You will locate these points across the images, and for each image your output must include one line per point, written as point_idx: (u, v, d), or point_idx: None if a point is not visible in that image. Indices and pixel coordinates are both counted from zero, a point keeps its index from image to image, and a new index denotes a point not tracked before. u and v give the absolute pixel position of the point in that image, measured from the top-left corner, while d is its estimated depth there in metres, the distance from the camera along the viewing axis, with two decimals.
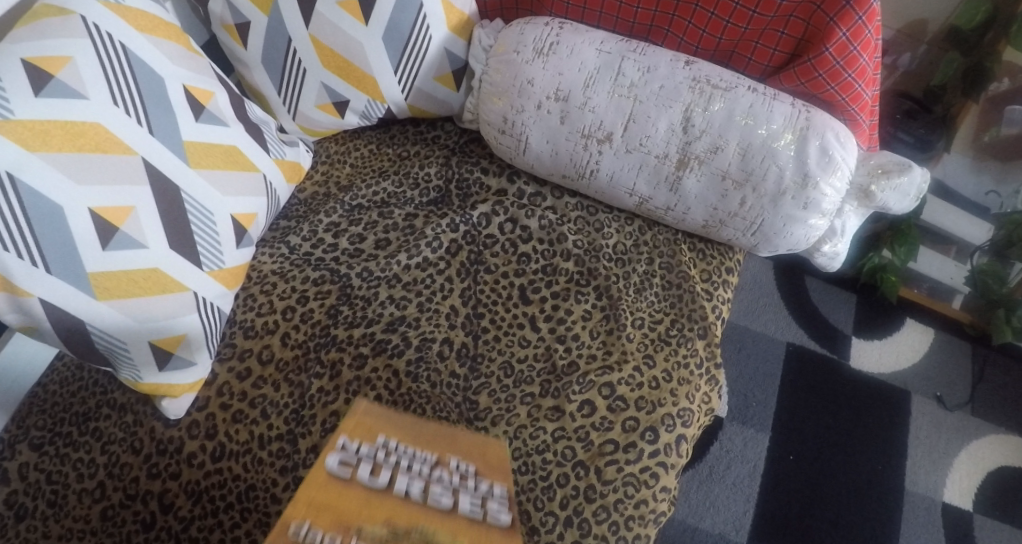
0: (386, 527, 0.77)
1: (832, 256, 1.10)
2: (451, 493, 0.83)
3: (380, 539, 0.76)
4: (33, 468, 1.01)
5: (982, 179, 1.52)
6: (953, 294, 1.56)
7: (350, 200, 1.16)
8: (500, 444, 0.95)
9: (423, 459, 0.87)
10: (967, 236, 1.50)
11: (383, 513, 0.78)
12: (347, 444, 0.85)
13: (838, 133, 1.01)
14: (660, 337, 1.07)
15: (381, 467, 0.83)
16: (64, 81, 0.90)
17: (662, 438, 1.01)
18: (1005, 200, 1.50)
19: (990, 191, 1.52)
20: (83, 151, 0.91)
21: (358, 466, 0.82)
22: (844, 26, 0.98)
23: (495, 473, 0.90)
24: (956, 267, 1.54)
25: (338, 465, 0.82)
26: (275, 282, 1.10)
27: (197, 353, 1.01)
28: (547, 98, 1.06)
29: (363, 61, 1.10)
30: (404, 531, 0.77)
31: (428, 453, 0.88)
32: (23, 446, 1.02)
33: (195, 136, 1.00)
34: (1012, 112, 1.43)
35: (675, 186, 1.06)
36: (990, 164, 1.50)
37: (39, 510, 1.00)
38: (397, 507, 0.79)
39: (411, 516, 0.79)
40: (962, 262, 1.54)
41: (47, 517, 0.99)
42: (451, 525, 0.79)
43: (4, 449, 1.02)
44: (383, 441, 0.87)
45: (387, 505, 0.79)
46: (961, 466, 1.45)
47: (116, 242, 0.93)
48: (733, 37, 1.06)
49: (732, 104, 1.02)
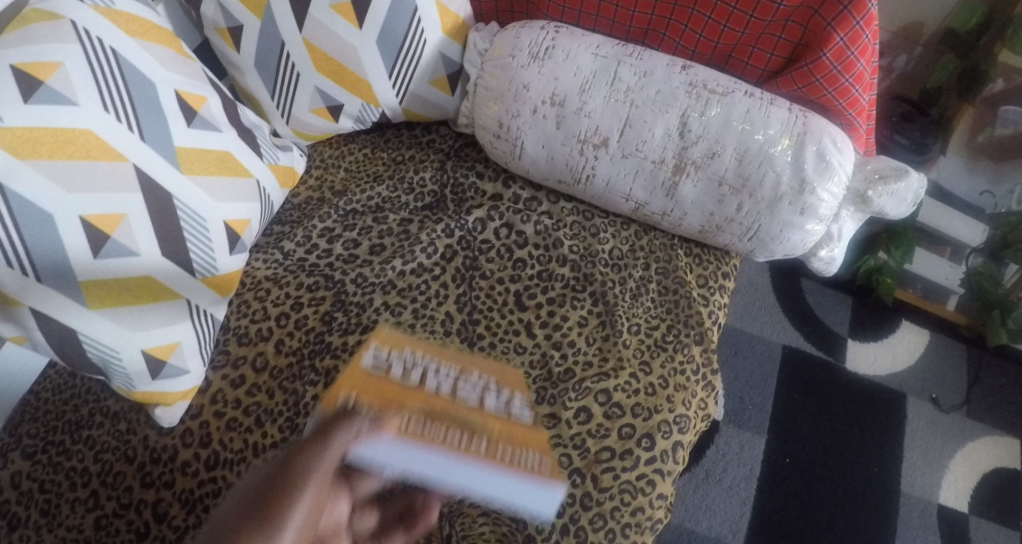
0: (425, 409, 0.85)
1: (829, 261, 1.10)
2: (477, 396, 0.89)
3: (421, 415, 0.83)
4: (26, 477, 1.01)
5: (976, 180, 1.54)
6: (947, 295, 1.55)
7: (345, 205, 1.15)
8: (517, 371, 0.96)
9: (443, 372, 0.91)
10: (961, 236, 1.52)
11: (421, 400, 0.86)
12: (373, 354, 0.92)
13: (835, 138, 1.01)
14: (656, 344, 1.07)
15: (410, 368, 0.90)
16: (54, 86, 0.89)
17: (658, 445, 1.01)
18: (998, 201, 1.53)
19: (984, 191, 1.54)
20: (73, 158, 0.90)
21: (391, 368, 0.90)
22: (842, 31, 0.98)
23: (512, 381, 0.94)
24: (951, 267, 1.54)
25: (373, 364, 0.90)
26: (269, 288, 1.09)
27: (190, 360, 1.01)
28: (543, 103, 1.05)
29: (357, 65, 1.09)
30: (441, 414, 0.84)
31: (449, 365, 0.92)
32: (15, 455, 1.02)
33: (188, 142, 0.99)
34: (1006, 112, 1.44)
35: (671, 192, 1.05)
36: (983, 164, 1.52)
37: (32, 519, 0.99)
38: (432, 397, 0.87)
39: (446, 404, 0.86)
40: (957, 263, 1.54)
41: (40, 526, 0.99)
42: (483, 416, 0.86)
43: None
44: (405, 355, 0.92)
45: (422, 394, 0.87)
46: (957, 468, 1.45)
47: (107, 249, 0.92)
48: (730, 41, 1.05)
49: (729, 109, 1.01)
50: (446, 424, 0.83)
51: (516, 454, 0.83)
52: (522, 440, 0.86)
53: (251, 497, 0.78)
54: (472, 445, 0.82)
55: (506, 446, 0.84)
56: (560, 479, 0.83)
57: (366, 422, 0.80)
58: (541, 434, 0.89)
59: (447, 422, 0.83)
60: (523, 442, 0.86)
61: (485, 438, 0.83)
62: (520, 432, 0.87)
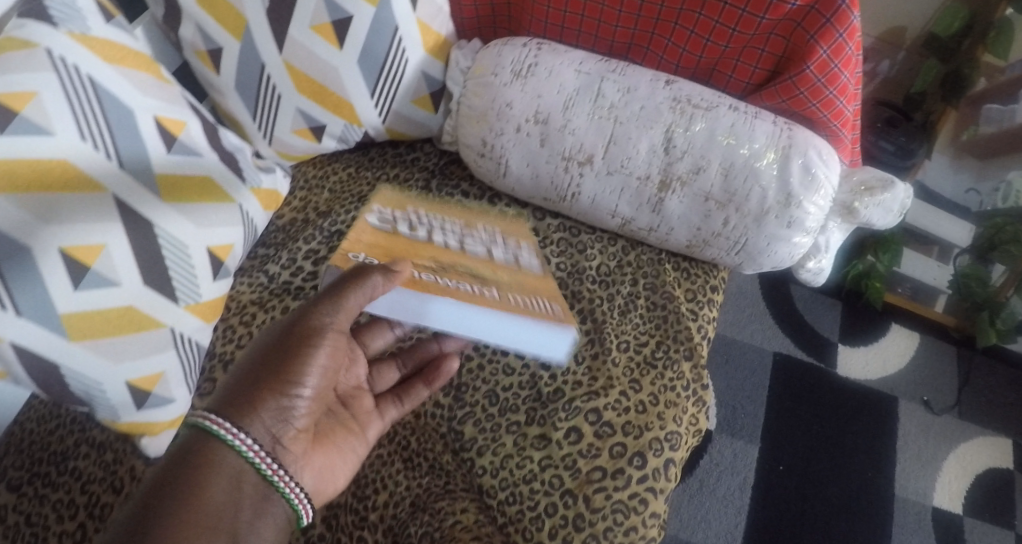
0: (433, 261, 0.91)
1: (817, 272, 1.09)
2: (484, 248, 0.98)
3: (431, 270, 0.89)
4: (12, 510, 1.00)
5: (961, 177, 1.59)
6: (936, 294, 1.56)
7: (330, 226, 1.14)
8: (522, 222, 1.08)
9: (454, 227, 1.01)
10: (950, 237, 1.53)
11: (430, 252, 0.92)
12: (380, 209, 0.99)
13: (820, 151, 1.00)
14: (646, 360, 1.06)
15: (422, 228, 0.98)
16: (29, 117, 0.89)
17: (650, 463, 1.00)
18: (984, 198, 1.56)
19: (970, 188, 1.58)
20: (50, 190, 0.89)
21: (396, 224, 0.97)
22: (826, 43, 0.97)
23: (518, 232, 1.05)
24: (938, 266, 1.56)
25: (378, 221, 0.96)
26: (254, 313, 1.08)
27: (176, 389, 1.00)
28: (526, 121, 1.05)
29: (339, 86, 1.09)
30: (448, 264, 0.91)
31: (457, 220, 1.03)
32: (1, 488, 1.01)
33: (168, 168, 0.98)
34: (989, 110, 1.50)
35: (657, 208, 1.04)
36: (968, 162, 1.58)
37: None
38: (441, 252, 0.94)
39: (452, 256, 0.93)
40: (944, 263, 1.55)
41: None
42: (484, 261, 0.94)
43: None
44: (414, 211, 1.01)
45: (430, 247, 0.94)
46: (950, 470, 1.45)
47: (87, 281, 0.91)
48: (713, 55, 1.04)
49: (714, 124, 1.00)
50: (457, 277, 0.89)
51: (525, 299, 0.88)
52: (533, 291, 0.93)
53: (270, 345, 0.86)
54: (486, 295, 0.86)
55: (518, 296, 0.89)
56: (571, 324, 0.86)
57: (380, 278, 0.82)
58: (550, 281, 0.97)
59: (455, 271, 0.90)
60: (533, 292, 0.92)
61: (495, 289, 0.88)
62: (528, 280, 0.95)
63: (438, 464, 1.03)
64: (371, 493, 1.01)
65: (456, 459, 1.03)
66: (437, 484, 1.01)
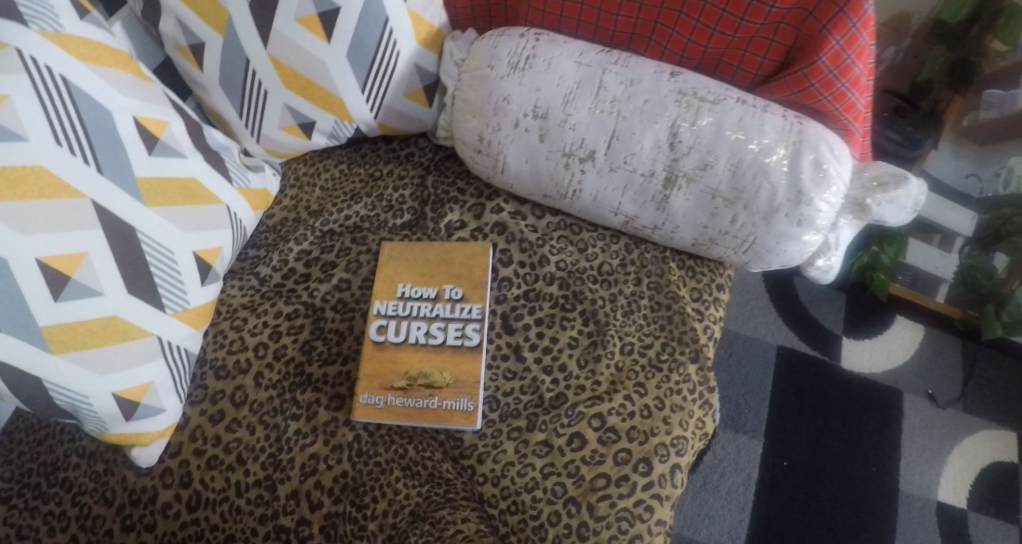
0: (405, 378, 1.01)
1: (826, 270, 1.05)
2: (443, 331, 1.03)
3: (401, 392, 1.00)
4: (2, 523, 0.97)
5: (962, 162, 1.51)
6: (937, 284, 1.49)
7: (322, 225, 1.10)
8: (485, 252, 1.06)
9: (422, 307, 1.05)
10: (950, 225, 1.43)
11: (403, 363, 1.02)
12: (382, 307, 1.04)
13: (832, 145, 0.96)
14: (651, 363, 1.02)
15: (402, 323, 1.04)
16: (1, 123, 0.87)
17: (656, 469, 0.97)
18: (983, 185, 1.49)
19: (970, 173, 1.50)
20: (25, 199, 0.87)
21: (391, 332, 1.03)
22: (838, 34, 0.93)
23: (477, 293, 1.05)
24: (941, 255, 1.48)
25: (378, 331, 1.03)
26: (245, 317, 1.05)
27: (165, 399, 0.97)
28: (525, 116, 1.00)
29: (327, 81, 1.05)
30: (417, 377, 1.01)
31: (429, 288, 1.06)
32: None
33: (149, 171, 0.96)
34: (989, 96, 1.41)
35: (662, 205, 1.00)
36: (968, 146, 1.50)
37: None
38: (416, 354, 1.02)
39: (420, 361, 1.02)
40: (945, 251, 1.48)
41: None
42: (441, 357, 1.02)
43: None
44: (403, 288, 1.05)
45: (407, 355, 1.02)
46: (954, 464, 1.42)
47: (68, 291, 0.89)
48: (720, 45, 0.99)
49: (721, 118, 0.96)
50: (418, 393, 1.00)
51: (450, 403, 1.00)
52: (457, 385, 1.00)
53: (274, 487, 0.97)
54: (426, 408, 1.00)
55: (446, 394, 1.00)
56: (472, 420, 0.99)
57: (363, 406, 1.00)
58: (479, 359, 1.02)
59: (418, 385, 1.01)
60: (457, 387, 1.00)
61: (434, 394, 1.00)
62: (457, 368, 1.01)
63: (437, 472, 0.98)
64: (370, 502, 0.96)
65: (457, 468, 0.99)
66: (436, 493, 0.97)
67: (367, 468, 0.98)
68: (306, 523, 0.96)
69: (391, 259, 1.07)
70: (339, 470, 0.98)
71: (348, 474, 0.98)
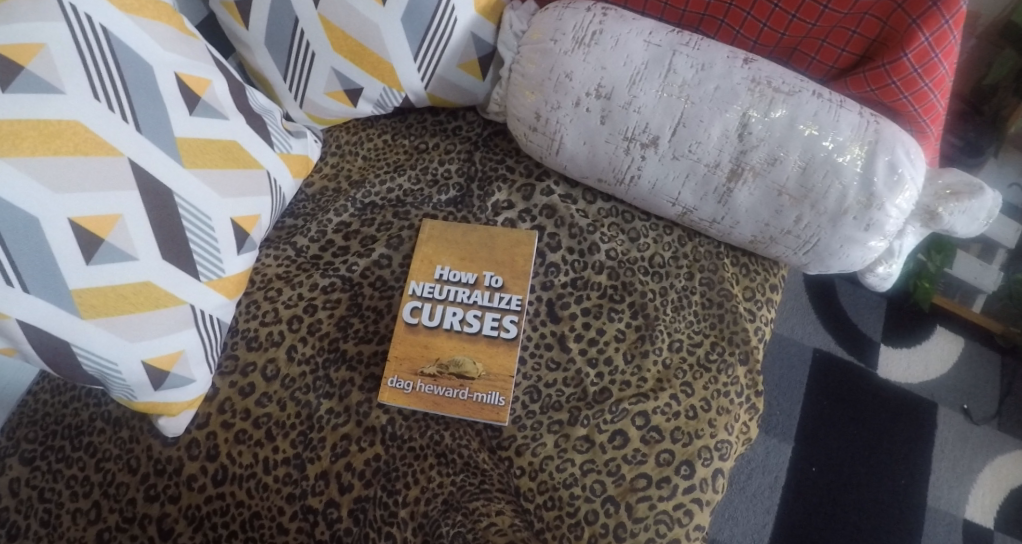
0: (436, 364, 0.97)
1: (885, 277, 1.01)
2: (479, 319, 0.99)
3: (432, 377, 0.97)
4: (25, 484, 0.93)
5: (1004, 171, 1.38)
6: (974, 295, 1.38)
7: (362, 197, 1.07)
8: (531, 240, 1.02)
9: (461, 291, 1.01)
10: (990, 234, 1.37)
11: (435, 349, 0.98)
12: (417, 288, 1.01)
13: (908, 149, 0.91)
14: (699, 362, 0.98)
15: (437, 307, 1.00)
16: (36, 72, 0.81)
17: (698, 473, 0.93)
18: None
19: (1011, 183, 1.38)
20: (60, 154, 0.82)
21: (425, 315, 0.99)
22: (928, 30, 0.88)
23: (519, 283, 1.00)
24: (980, 265, 1.38)
25: (411, 313, 0.99)
26: (280, 288, 1.01)
27: (196, 369, 0.93)
28: (587, 95, 0.95)
29: (379, 46, 1.00)
30: (448, 365, 0.97)
31: (468, 273, 1.02)
32: (13, 460, 0.95)
33: (189, 131, 0.91)
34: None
35: (724, 199, 0.95)
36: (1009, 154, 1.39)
37: (32, 529, 0.92)
38: (450, 340, 0.99)
39: (452, 349, 0.98)
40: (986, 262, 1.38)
41: (41, 537, 0.92)
42: (475, 347, 0.98)
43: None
44: (441, 270, 1.02)
45: (439, 341, 0.99)
46: (985, 482, 1.35)
47: (101, 254, 0.85)
48: (798, 33, 0.94)
49: (795, 111, 0.91)
50: (447, 381, 0.97)
51: (481, 396, 0.96)
52: (489, 377, 0.96)
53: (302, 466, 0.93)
54: (455, 397, 0.96)
55: (477, 384, 0.96)
56: (502, 416, 0.95)
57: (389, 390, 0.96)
58: (513, 354, 0.98)
59: (449, 373, 0.97)
60: (489, 380, 0.96)
61: (465, 385, 0.96)
62: (491, 360, 0.97)
63: (473, 462, 0.94)
64: (401, 488, 0.93)
65: (493, 458, 0.95)
66: (470, 483, 0.93)
67: (400, 453, 0.94)
68: (335, 506, 0.92)
69: (430, 239, 1.03)
70: (372, 453, 0.94)
71: (381, 458, 0.94)
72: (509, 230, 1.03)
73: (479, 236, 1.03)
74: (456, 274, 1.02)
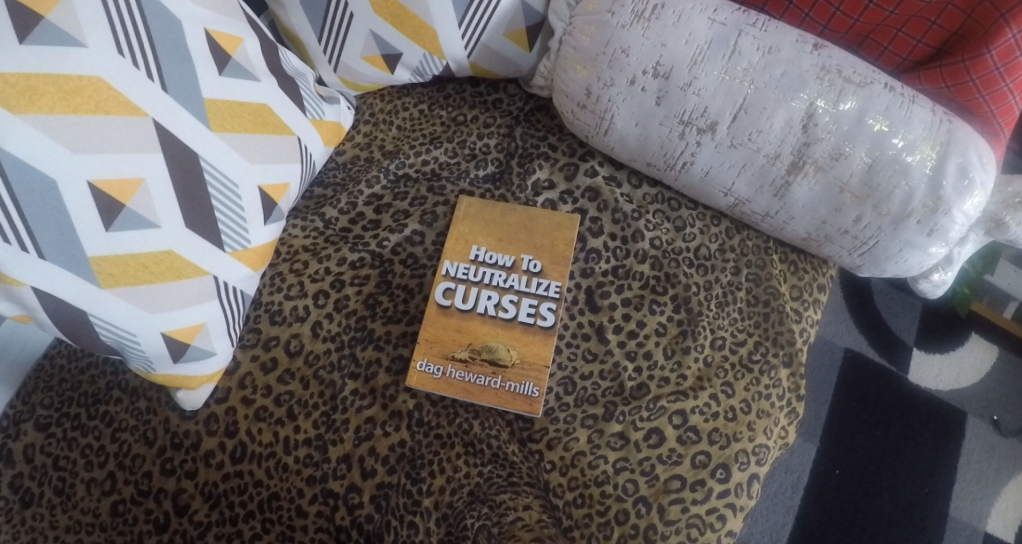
0: (468, 349, 0.93)
1: (939, 285, 0.96)
2: (515, 305, 0.95)
3: (463, 361, 0.93)
4: (40, 451, 0.90)
5: None
6: (1006, 300, 1.33)
7: (396, 168, 1.02)
8: (572, 224, 0.97)
9: (496, 273, 0.97)
10: None
11: (467, 333, 0.94)
12: (451, 269, 0.96)
13: (981, 153, 0.85)
14: (741, 362, 0.93)
15: (471, 290, 0.96)
16: (56, 23, 0.75)
17: (734, 477, 0.88)
18: None
19: None
20: (80, 113, 0.77)
21: (458, 298, 0.95)
22: (1016, 26, 0.82)
23: (558, 269, 0.96)
24: (1014, 272, 1.28)
25: (444, 295, 0.95)
26: (307, 261, 0.97)
27: (216, 341, 0.89)
28: (643, 73, 0.90)
29: (423, 9, 0.94)
30: (481, 351, 0.93)
31: (505, 256, 0.97)
32: (27, 426, 0.91)
33: (217, 93, 0.86)
34: None
35: (781, 192, 0.90)
36: None
37: (45, 498, 0.89)
38: (482, 324, 0.94)
39: (486, 334, 0.94)
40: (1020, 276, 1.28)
41: (54, 506, 0.88)
42: (509, 334, 0.94)
43: (8, 426, 0.91)
44: (476, 251, 0.97)
45: (472, 325, 0.94)
46: (1011, 494, 1.31)
47: (122, 219, 0.80)
48: (872, 20, 0.88)
49: (866, 104, 0.86)
50: (478, 366, 0.93)
51: (513, 385, 0.92)
52: (523, 366, 0.92)
53: (323, 447, 0.89)
54: (486, 386, 0.92)
55: (511, 371, 0.92)
56: (533, 407, 0.91)
57: (416, 376, 0.92)
58: (549, 343, 0.93)
59: (481, 360, 0.93)
60: (522, 368, 0.92)
61: (498, 373, 0.92)
62: (526, 348, 0.93)
63: (502, 453, 0.90)
64: (426, 476, 0.88)
65: (523, 451, 0.91)
66: (498, 475, 0.89)
67: (425, 440, 0.90)
68: (356, 491, 0.88)
69: (467, 217, 0.99)
70: (396, 439, 0.90)
71: (406, 444, 0.90)
72: (550, 213, 0.98)
73: (518, 218, 0.98)
74: (493, 257, 0.97)
